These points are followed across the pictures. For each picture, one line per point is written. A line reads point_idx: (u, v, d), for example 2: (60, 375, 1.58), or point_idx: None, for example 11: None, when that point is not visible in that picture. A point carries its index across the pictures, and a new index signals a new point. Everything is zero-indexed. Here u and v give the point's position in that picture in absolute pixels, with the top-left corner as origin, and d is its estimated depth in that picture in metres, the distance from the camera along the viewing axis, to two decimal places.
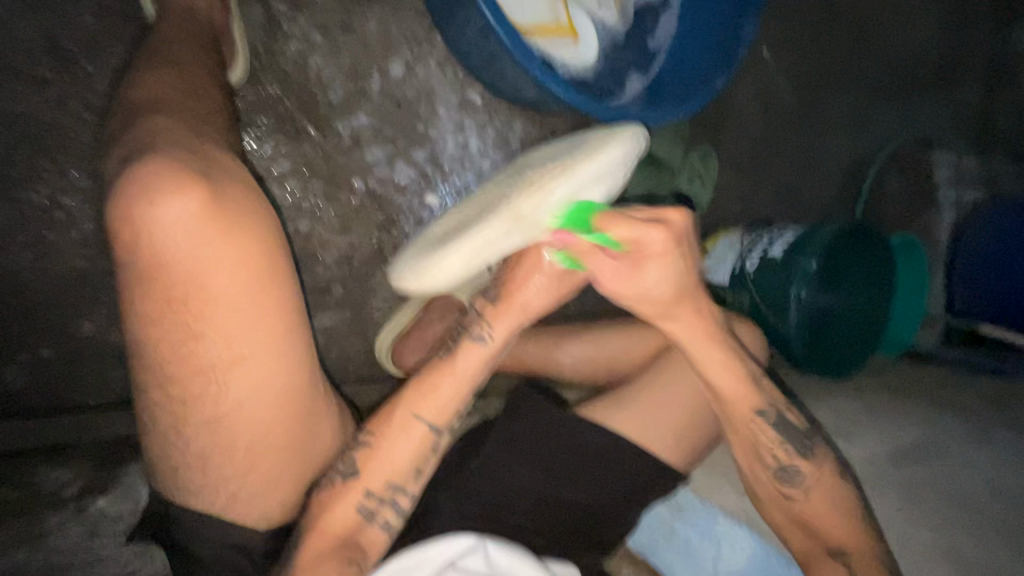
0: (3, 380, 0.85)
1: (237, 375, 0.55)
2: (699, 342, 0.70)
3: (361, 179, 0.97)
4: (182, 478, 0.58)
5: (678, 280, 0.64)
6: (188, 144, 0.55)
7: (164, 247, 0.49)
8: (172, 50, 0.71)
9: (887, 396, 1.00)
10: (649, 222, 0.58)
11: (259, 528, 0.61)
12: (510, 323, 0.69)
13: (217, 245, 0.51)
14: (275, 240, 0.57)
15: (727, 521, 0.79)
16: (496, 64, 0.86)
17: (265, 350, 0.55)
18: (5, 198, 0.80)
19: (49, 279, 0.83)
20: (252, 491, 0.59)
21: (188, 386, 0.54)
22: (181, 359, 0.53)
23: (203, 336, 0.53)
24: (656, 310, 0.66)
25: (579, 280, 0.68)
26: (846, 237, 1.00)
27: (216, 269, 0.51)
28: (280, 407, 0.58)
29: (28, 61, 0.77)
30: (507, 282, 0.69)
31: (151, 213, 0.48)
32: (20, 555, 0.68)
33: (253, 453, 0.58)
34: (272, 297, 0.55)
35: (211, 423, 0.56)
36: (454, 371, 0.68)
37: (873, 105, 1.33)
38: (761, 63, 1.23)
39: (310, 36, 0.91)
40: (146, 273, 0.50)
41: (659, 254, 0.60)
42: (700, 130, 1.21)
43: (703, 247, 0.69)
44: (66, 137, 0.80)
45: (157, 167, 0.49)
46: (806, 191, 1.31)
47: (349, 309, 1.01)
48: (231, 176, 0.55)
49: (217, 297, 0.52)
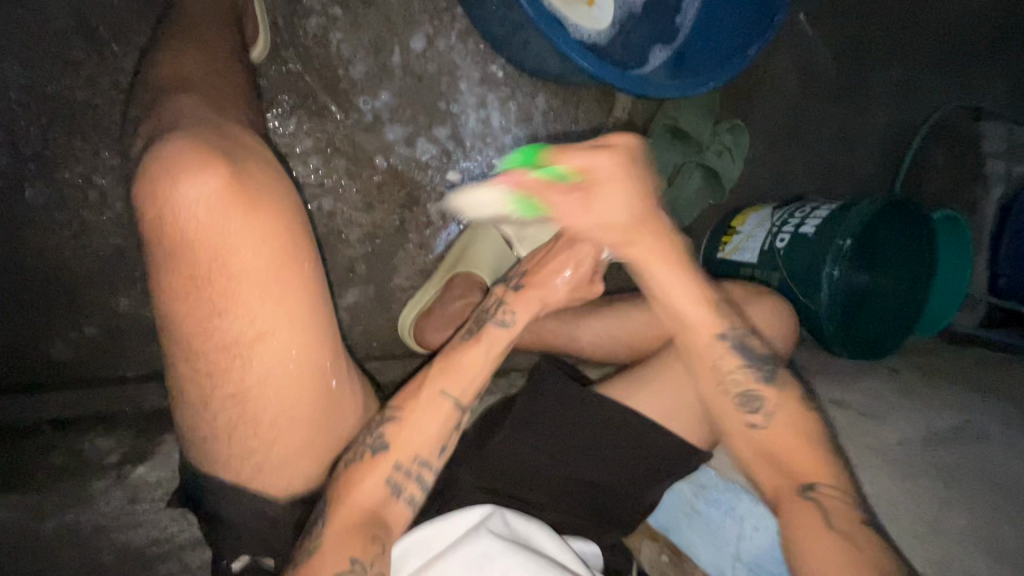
0: (46, 354, 0.88)
1: (261, 350, 0.56)
2: (667, 275, 0.74)
3: (383, 157, 0.97)
4: (210, 450, 0.60)
5: (634, 208, 0.71)
6: (214, 124, 0.56)
7: (188, 224, 0.50)
8: (194, 28, 0.71)
9: (922, 380, 0.98)
10: (596, 149, 0.67)
11: (279, 497, 0.63)
12: (530, 309, 0.74)
13: (239, 222, 0.52)
14: (299, 219, 0.58)
15: (749, 500, 0.76)
16: (520, 35, 0.84)
17: (290, 328, 0.56)
18: (43, 179, 0.82)
19: (86, 256, 0.86)
20: (276, 463, 0.61)
21: (214, 360, 0.56)
22: (206, 334, 0.55)
23: (227, 312, 0.54)
24: (621, 238, 0.72)
25: (592, 291, 0.75)
26: (885, 215, 0.95)
27: (240, 246, 0.52)
28: (305, 383, 0.59)
29: (58, 43, 0.79)
30: (533, 275, 0.75)
31: (175, 190, 0.49)
32: (70, 517, 0.73)
33: (278, 426, 0.59)
34: (297, 277, 0.56)
35: (236, 396, 0.57)
36: (479, 351, 0.71)
37: (916, 72, 1.25)
38: (797, 29, 1.17)
39: (331, 10, 0.90)
40: (170, 248, 0.51)
41: (610, 177, 0.68)
42: (730, 102, 1.16)
43: (628, 209, 0.70)
44: (98, 117, 0.82)
45: (184, 148, 0.51)
46: (842, 165, 1.26)
47: (373, 286, 1.02)
48: (257, 156, 0.56)
49: (241, 274, 0.53)
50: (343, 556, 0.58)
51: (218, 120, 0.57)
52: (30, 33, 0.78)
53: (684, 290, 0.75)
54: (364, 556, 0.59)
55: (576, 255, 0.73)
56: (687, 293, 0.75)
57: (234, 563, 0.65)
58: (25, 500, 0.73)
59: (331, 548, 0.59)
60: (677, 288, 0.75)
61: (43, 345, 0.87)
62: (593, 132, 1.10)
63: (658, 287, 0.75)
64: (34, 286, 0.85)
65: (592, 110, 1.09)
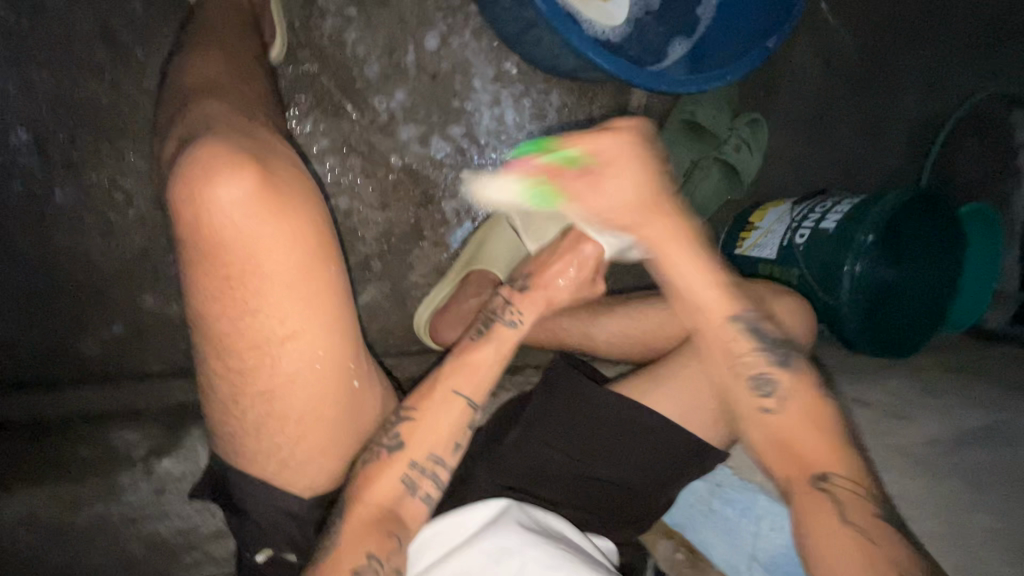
0: (77, 349, 0.91)
1: (291, 349, 0.57)
2: (686, 266, 0.72)
3: (398, 155, 0.98)
4: (234, 443, 0.62)
5: (642, 186, 0.72)
6: (240, 127, 0.56)
7: (224, 227, 0.51)
8: (212, 32, 0.72)
9: (947, 379, 0.95)
10: (600, 131, 0.71)
11: (305, 495, 0.65)
12: (536, 309, 0.76)
13: (272, 225, 0.53)
14: (325, 220, 0.59)
15: (767, 500, 0.76)
16: (533, 33, 0.83)
17: (316, 328, 0.58)
18: (72, 181, 0.85)
19: (112, 255, 0.88)
20: (302, 459, 0.63)
21: (244, 358, 0.57)
22: (238, 333, 0.56)
23: (259, 311, 0.55)
24: (628, 216, 0.72)
25: (593, 291, 0.78)
26: (911, 210, 0.93)
27: (272, 247, 0.53)
28: (330, 383, 0.60)
29: (84, 49, 0.81)
30: (537, 276, 0.77)
31: (210, 192, 0.50)
32: (100, 508, 0.76)
33: (304, 423, 0.61)
34: (324, 278, 0.57)
35: (266, 393, 0.58)
36: (490, 352, 0.72)
37: (943, 61, 1.22)
38: (818, 19, 1.15)
39: (346, 11, 0.91)
40: (206, 250, 0.52)
41: (618, 157, 0.71)
42: (749, 95, 1.14)
43: (634, 190, 0.71)
44: (122, 121, 0.84)
45: (217, 152, 0.51)
46: (866, 158, 1.23)
47: (389, 284, 1.03)
48: (283, 158, 0.57)
49: (273, 276, 0.54)
50: (360, 550, 0.59)
51: (244, 120, 0.58)
52: (58, 40, 0.81)
53: (694, 276, 0.72)
54: (381, 551, 0.60)
55: (579, 258, 0.75)
56: (698, 278, 0.72)
57: (257, 555, 0.66)
58: (58, 493, 0.76)
59: (347, 545, 0.60)
60: (691, 275, 0.72)
61: (73, 342, 0.91)
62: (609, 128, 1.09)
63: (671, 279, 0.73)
64: (64, 287, 0.89)
65: (606, 105, 1.08)
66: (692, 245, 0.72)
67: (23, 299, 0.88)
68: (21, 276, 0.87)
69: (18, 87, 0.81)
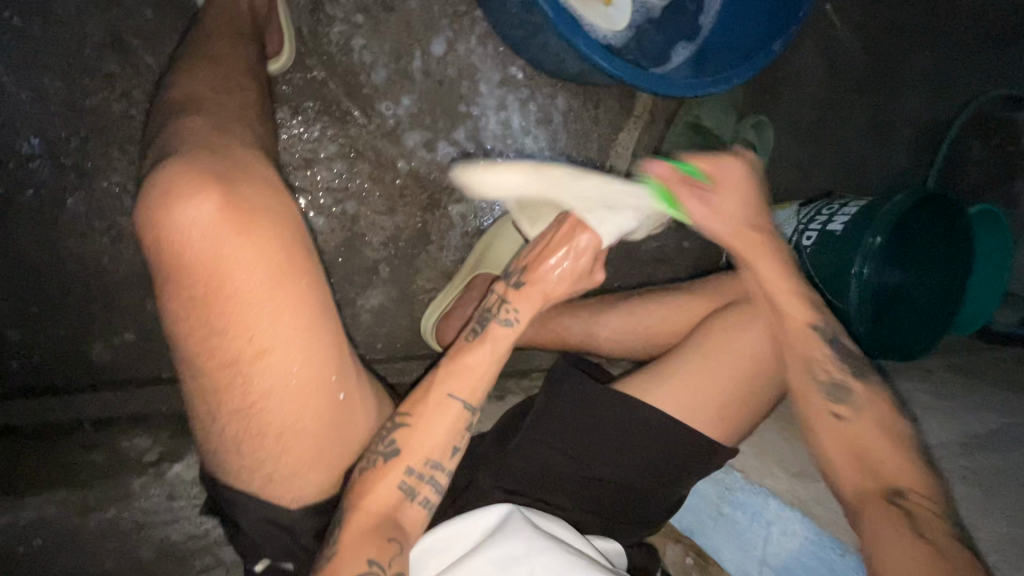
0: (88, 354, 0.91)
1: (262, 366, 0.57)
2: (774, 280, 0.75)
3: (405, 160, 0.98)
4: (224, 458, 0.62)
5: (743, 209, 0.74)
6: (215, 146, 0.57)
7: (184, 249, 0.52)
8: (224, 39, 0.73)
9: (955, 382, 0.95)
10: (723, 155, 0.73)
11: (296, 507, 0.64)
12: (531, 305, 0.73)
13: (233, 244, 0.53)
14: (297, 234, 0.58)
15: (777, 505, 0.75)
16: (539, 38, 0.84)
17: (290, 343, 0.57)
18: (83, 188, 0.86)
19: (123, 261, 0.89)
20: (286, 474, 0.62)
21: (218, 376, 0.57)
22: (210, 352, 0.56)
23: (227, 331, 0.55)
24: (729, 237, 0.74)
25: (590, 281, 0.76)
26: (921, 212, 0.92)
27: (236, 266, 0.53)
28: (308, 397, 0.60)
29: (95, 58, 0.82)
30: (533, 270, 0.74)
31: (167, 218, 0.51)
32: (111, 513, 0.77)
33: (285, 439, 0.60)
34: (295, 293, 0.57)
35: (243, 410, 0.59)
36: (482, 353, 0.71)
37: (950, 62, 1.21)
38: (825, 20, 1.14)
39: (352, 18, 0.92)
40: (173, 272, 0.53)
41: (733, 181, 0.73)
42: (756, 96, 1.14)
43: (744, 213, 0.74)
44: (132, 128, 0.85)
45: (176, 175, 0.52)
46: (873, 160, 1.23)
47: (397, 288, 1.03)
48: (253, 174, 0.57)
49: (239, 294, 0.54)
50: (361, 558, 0.59)
51: (229, 141, 0.59)
52: (69, 49, 0.81)
53: (779, 280, 0.75)
54: (382, 558, 0.59)
55: (576, 247, 0.72)
56: (781, 285, 0.75)
57: (256, 565, 0.67)
58: (68, 498, 0.76)
59: (348, 552, 0.59)
60: (780, 288, 0.75)
61: (84, 347, 0.91)
62: (615, 132, 1.09)
63: (764, 293, 0.76)
64: (76, 293, 0.89)
65: (613, 108, 1.08)
66: (777, 257, 0.76)
67: (34, 305, 0.89)
68: (34, 282, 0.88)
69: (30, 96, 0.82)
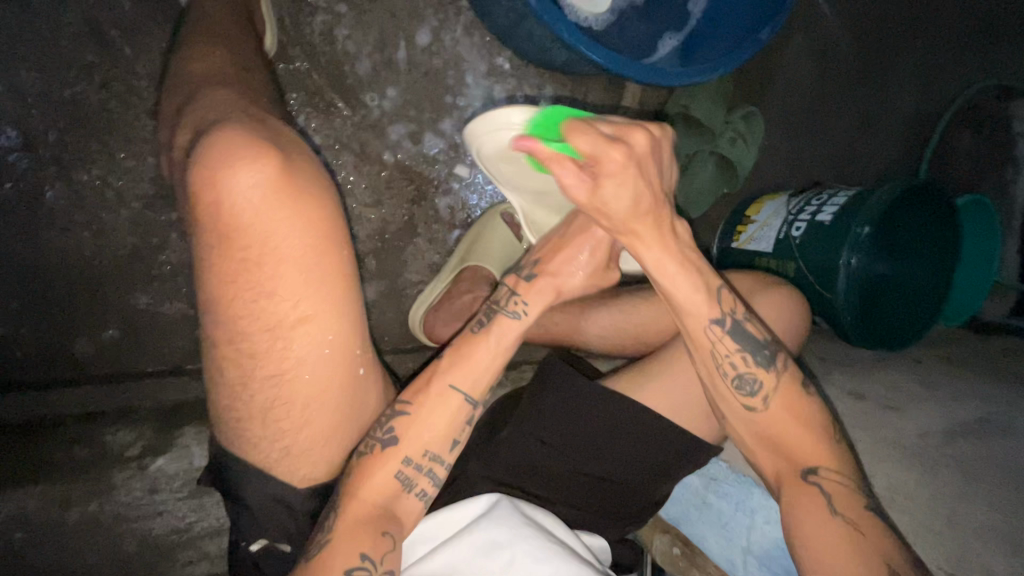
0: (71, 349, 0.91)
1: (303, 333, 0.57)
2: (668, 268, 0.67)
3: (390, 152, 0.98)
4: (244, 427, 0.61)
5: (643, 197, 0.61)
6: (256, 116, 0.56)
7: (241, 211, 0.51)
8: (201, 28, 0.72)
9: (945, 371, 0.95)
10: (613, 140, 0.57)
11: (298, 483, 0.64)
12: (543, 301, 0.72)
13: (289, 210, 0.53)
14: (338, 207, 0.58)
15: (761, 493, 0.77)
16: (525, 26, 0.83)
17: (330, 312, 0.57)
18: (63, 181, 0.85)
19: (105, 255, 0.88)
20: (307, 444, 0.62)
21: (257, 341, 0.56)
22: (250, 316, 0.55)
23: (274, 295, 0.55)
24: (620, 227, 0.63)
25: (608, 277, 0.74)
26: (909, 202, 0.92)
27: (287, 233, 0.53)
28: (338, 367, 0.60)
29: (73, 48, 0.81)
30: (547, 262, 0.72)
31: (229, 175, 0.50)
32: (93, 506, 0.76)
33: (310, 409, 0.60)
34: (336, 264, 0.57)
35: (277, 376, 0.58)
36: (488, 342, 0.70)
37: (939, 52, 1.21)
38: (814, 10, 1.14)
39: (335, 7, 0.91)
40: (224, 231, 0.52)
41: (620, 170, 0.58)
42: (744, 87, 1.13)
43: (638, 200, 0.61)
44: (112, 120, 0.84)
45: (235, 136, 0.51)
46: (862, 150, 1.22)
47: (383, 281, 1.03)
48: (298, 145, 0.56)
49: (287, 261, 0.54)
50: (354, 551, 0.58)
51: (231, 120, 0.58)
52: (47, 40, 0.80)
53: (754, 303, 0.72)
54: (376, 553, 0.59)
55: (594, 240, 0.70)
56: (682, 282, 0.68)
57: (251, 545, 0.65)
58: (51, 492, 0.76)
59: (341, 544, 0.59)
60: (669, 270, 0.67)
61: (67, 342, 0.91)
62: None
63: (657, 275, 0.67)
64: (58, 287, 0.89)
65: (600, 100, 1.07)
66: (674, 246, 0.67)
67: (16, 300, 0.88)
68: (14, 276, 0.87)
69: (7, 88, 0.81)
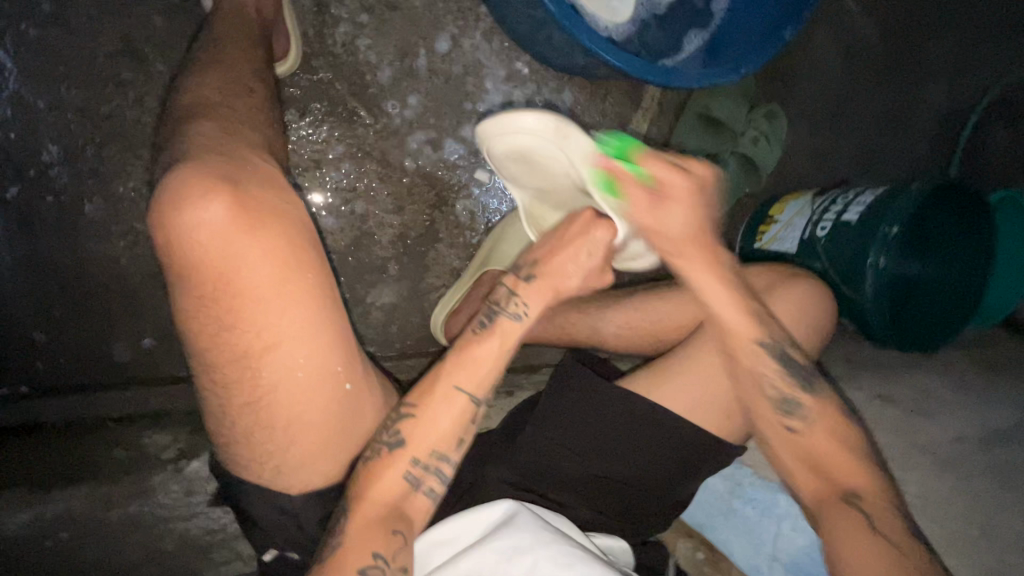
0: (109, 355, 0.94)
1: (270, 360, 0.58)
2: (714, 293, 0.72)
3: (412, 158, 0.99)
4: (236, 451, 0.63)
5: (695, 219, 0.70)
6: (223, 149, 0.58)
7: (192, 248, 0.53)
8: (229, 46, 0.74)
9: (981, 375, 0.92)
10: (678, 166, 0.66)
11: (295, 494, 0.65)
12: (540, 300, 0.73)
13: (241, 241, 0.54)
14: (302, 231, 0.59)
15: (788, 500, 0.77)
16: (544, 32, 0.83)
17: (297, 338, 0.58)
18: (101, 193, 0.88)
19: (140, 263, 0.92)
20: (294, 465, 0.63)
21: (229, 370, 0.58)
22: (218, 348, 0.57)
23: (235, 326, 0.56)
24: (672, 249, 0.70)
25: (604, 280, 0.75)
26: (944, 200, 0.89)
27: (243, 264, 0.54)
28: (313, 388, 0.60)
29: (108, 65, 0.84)
30: (544, 263, 0.74)
31: (180, 215, 0.52)
32: (133, 508, 0.80)
33: (291, 431, 0.61)
34: (301, 288, 0.58)
35: (251, 403, 0.59)
36: (488, 346, 0.71)
37: (971, 44, 1.17)
38: (839, 4, 1.11)
39: (358, 17, 0.92)
40: (184, 269, 0.54)
41: (681, 195, 0.67)
42: (767, 86, 1.12)
43: (691, 226, 0.70)
44: (145, 133, 0.87)
45: (186, 176, 0.53)
46: (890, 147, 1.20)
47: (406, 286, 1.04)
48: (259, 177, 0.58)
49: (248, 290, 0.55)
50: (366, 552, 0.59)
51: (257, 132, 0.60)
52: (83, 58, 0.84)
53: (715, 288, 0.72)
54: (386, 552, 0.60)
55: (592, 242, 0.71)
56: (726, 302, 0.72)
57: (267, 553, 0.69)
58: (94, 493, 0.79)
59: (353, 544, 0.60)
60: (715, 290, 0.72)
61: (106, 348, 0.94)
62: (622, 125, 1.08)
63: (700, 290, 0.72)
64: (96, 295, 0.92)
65: (620, 102, 1.07)
66: (721, 268, 0.73)
67: (57, 308, 0.92)
68: (55, 285, 0.91)
69: (46, 104, 0.84)
